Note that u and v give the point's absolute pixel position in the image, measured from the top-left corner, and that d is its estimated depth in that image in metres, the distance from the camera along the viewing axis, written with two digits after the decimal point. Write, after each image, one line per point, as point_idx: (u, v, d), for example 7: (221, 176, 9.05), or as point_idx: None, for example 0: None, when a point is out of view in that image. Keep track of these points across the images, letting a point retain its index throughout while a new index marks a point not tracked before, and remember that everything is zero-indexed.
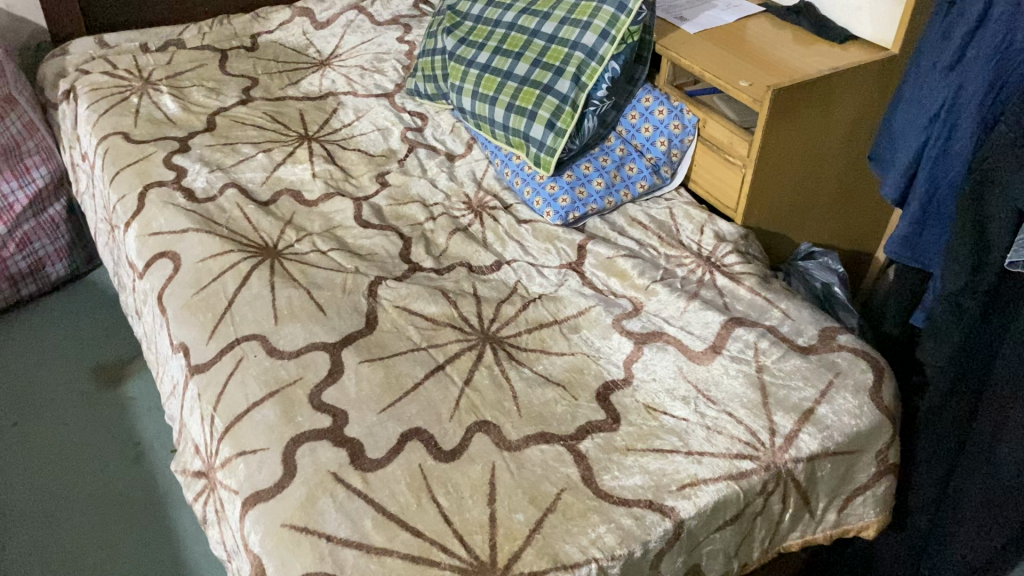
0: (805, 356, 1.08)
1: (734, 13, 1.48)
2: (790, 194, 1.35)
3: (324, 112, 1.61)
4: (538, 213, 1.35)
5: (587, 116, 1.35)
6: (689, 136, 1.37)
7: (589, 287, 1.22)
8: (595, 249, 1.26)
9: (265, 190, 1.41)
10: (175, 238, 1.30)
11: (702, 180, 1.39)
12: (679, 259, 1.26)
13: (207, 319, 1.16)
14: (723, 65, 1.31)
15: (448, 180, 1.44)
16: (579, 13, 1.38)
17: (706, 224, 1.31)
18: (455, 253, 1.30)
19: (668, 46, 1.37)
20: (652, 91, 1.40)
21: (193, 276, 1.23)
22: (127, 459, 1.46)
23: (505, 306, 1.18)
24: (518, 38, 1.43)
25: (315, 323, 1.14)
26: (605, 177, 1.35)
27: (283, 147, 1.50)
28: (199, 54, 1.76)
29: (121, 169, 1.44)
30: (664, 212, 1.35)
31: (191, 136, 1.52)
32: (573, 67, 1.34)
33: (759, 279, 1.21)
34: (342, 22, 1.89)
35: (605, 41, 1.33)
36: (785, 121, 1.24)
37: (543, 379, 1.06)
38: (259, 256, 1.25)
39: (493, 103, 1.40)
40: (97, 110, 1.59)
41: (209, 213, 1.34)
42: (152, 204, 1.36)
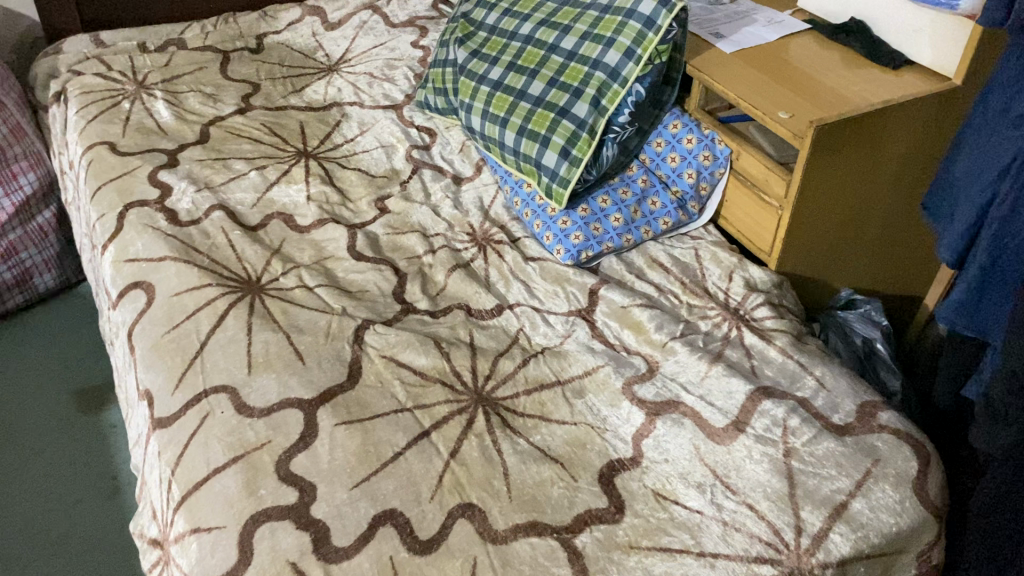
0: (840, 438, 0.95)
1: (776, 30, 1.33)
2: (831, 237, 1.20)
3: (326, 124, 1.50)
4: (548, 249, 1.22)
5: (607, 144, 1.22)
6: (720, 169, 1.23)
7: (599, 340, 1.09)
8: (608, 295, 1.13)
9: (255, 213, 1.30)
10: (150, 266, 1.19)
11: (733, 217, 1.25)
12: (702, 309, 1.12)
13: (175, 364, 1.06)
14: (760, 92, 1.17)
15: (453, 208, 1.32)
16: (602, 27, 1.24)
17: (735, 269, 1.17)
18: (454, 293, 1.17)
19: (700, 67, 1.23)
20: (680, 116, 1.26)
21: (165, 312, 1.12)
22: (101, 495, 1.36)
23: (504, 360, 1.05)
24: (535, 52, 1.30)
25: (291, 373, 1.03)
26: (624, 212, 1.22)
27: (278, 164, 1.39)
28: (199, 56, 1.66)
29: (103, 185, 1.34)
30: (688, 252, 1.21)
31: (182, 149, 1.41)
32: (593, 89, 1.21)
33: (792, 339, 1.08)
34: (354, 23, 1.77)
35: (629, 60, 1.20)
36: (828, 159, 1.10)
37: (539, 454, 0.94)
38: (239, 291, 1.14)
39: (504, 125, 1.27)
40: (86, 116, 1.49)
41: (191, 238, 1.23)
42: (131, 226, 1.25)
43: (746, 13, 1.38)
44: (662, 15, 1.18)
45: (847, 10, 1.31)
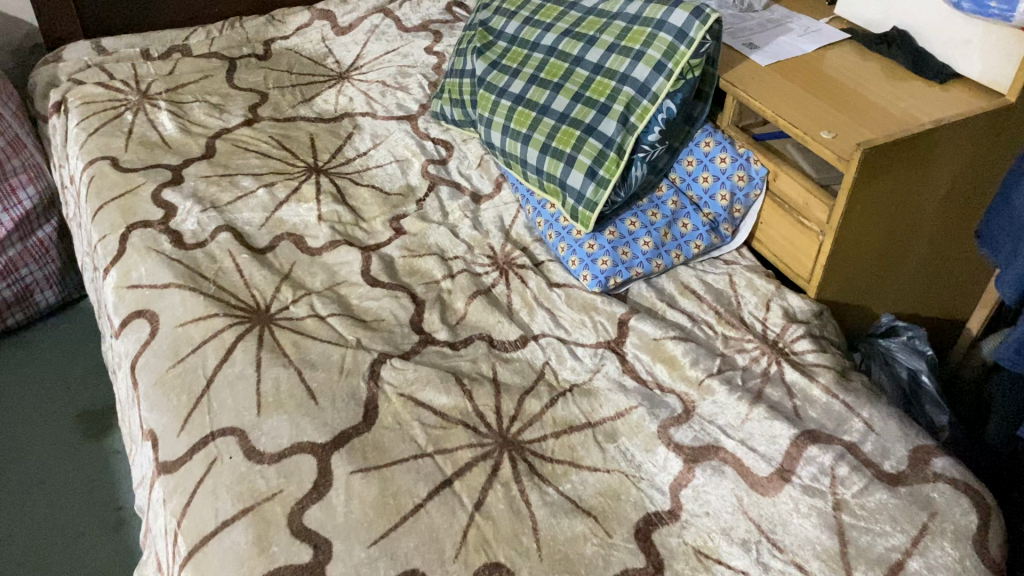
0: (893, 488, 0.88)
1: (813, 40, 1.26)
2: (874, 263, 1.13)
3: (338, 137, 1.43)
4: (574, 275, 1.16)
5: (635, 163, 1.15)
6: (755, 190, 1.15)
7: (630, 376, 1.02)
8: (639, 326, 1.07)
9: (263, 233, 1.24)
10: (154, 293, 1.13)
11: (769, 240, 1.19)
12: (739, 342, 1.06)
13: (181, 403, 0.99)
14: (800, 109, 1.10)
15: (471, 228, 1.25)
16: (631, 39, 1.17)
17: (773, 297, 1.11)
18: (475, 322, 1.11)
19: (734, 81, 1.16)
20: (712, 132, 1.19)
21: (170, 345, 1.06)
22: (105, 527, 1.30)
23: (530, 399, 0.99)
24: (558, 65, 1.23)
25: (303, 414, 0.97)
26: (653, 235, 1.15)
27: (288, 181, 1.32)
28: (205, 63, 1.59)
29: (104, 204, 1.28)
30: (722, 278, 1.14)
31: (187, 164, 1.35)
32: (621, 105, 1.14)
33: (836, 377, 1.01)
34: (365, 27, 1.70)
35: (660, 75, 1.13)
36: (875, 183, 1.03)
37: (570, 506, 0.88)
38: (247, 321, 1.08)
39: (526, 142, 1.20)
40: (87, 128, 1.43)
41: (196, 263, 1.17)
42: (134, 250, 1.19)
43: (781, 21, 1.31)
44: (694, 27, 1.11)
45: (890, 19, 1.24)
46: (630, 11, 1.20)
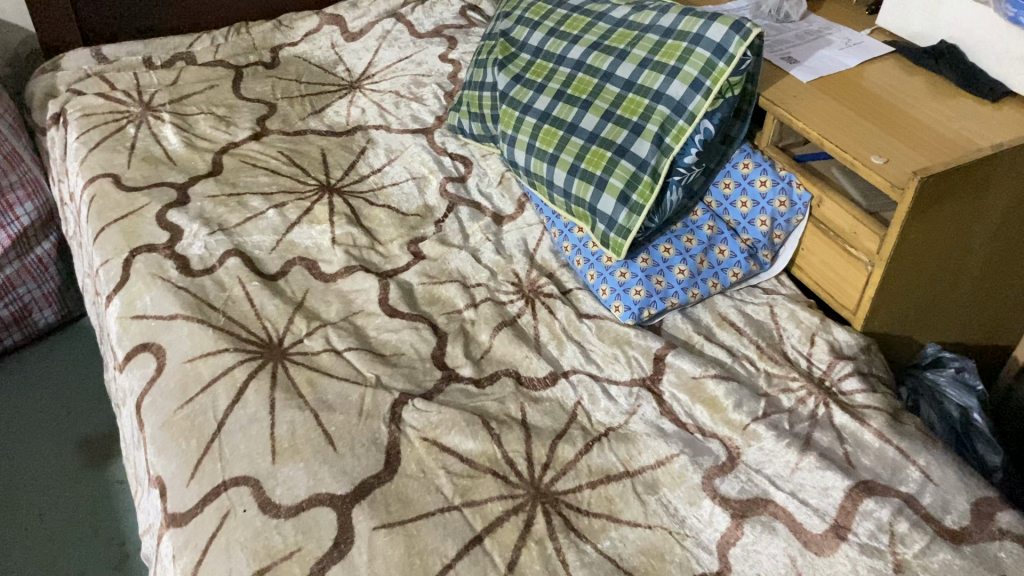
0: (957, 547, 0.82)
1: (855, 53, 1.19)
2: (923, 293, 1.07)
3: (350, 152, 1.36)
4: (605, 304, 1.09)
5: (671, 187, 1.08)
6: (797, 216, 1.09)
7: (669, 418, 0.96)
8: (677, 363, 1.00)
9: (274, 258, 1.17)
10: (160, 325, 1.07)
11: (811, 268, 1.12)
12: (783, 381, 0.99)
13: (191, 448, 0.93)
14: (847, 130, 1.03)
15: (494, 252, 1.18)
16: (665, 55, 1.11)
17: (817, 331, 1.04)
18: (500, 356, 1.04)
19: (774, 99, 1.09)
20: (751, 153, 1.12)
21: (178, 383, 1.00)
22: (108, 564, 1.23)
23: (563, 445, 0.92)
24: (587, 80, 1.16)
25: (321, 462, 0.90)
26: (689, 263, 1.09)
27: (299, 201, 1.26)
28: (210, 72, 1.52)
29: (106, 226, 1.21)
30: (762, 309, 1.08)
31: (193, 182, 1.28)
32: (655, 125, 1.08)
33: (888, 420, 0.95)
34: (376, 32, 1.63)
35: (697, 93, 1.06)
36: (931, 212, 0.96)
37: (610, 567, 0.81)
38: (259, 357, 1.02)
39: (553, 162, 1.14)
40: (87, 143, 1.36)
41: (204, 291, 1.11)
42: (138, 277, 1.13)
43: (820, 33, 1.24)
44: (734, 43, 1.04)
45: (937, 31, 1.17)
46: (664, 23, 1.13)
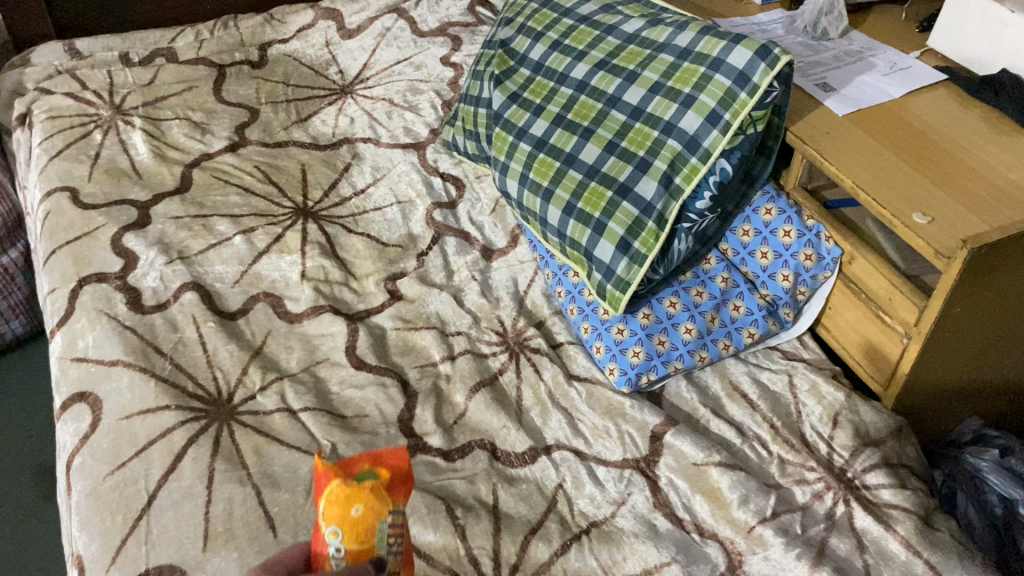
0: None
1: (900, 80, 1.03)
2: (968, 366, 0.92)
3: (332, 169, 1.24)
4: (599, 365, 0.96)
5: (679, 235, 0.94)
6: (825, 272, 0.94)
7: (662, 512, 0.83)
8: (676, 444, 0.87)
9: (236, 293, 1.06)
10: (100, 372, 0.95)
11: (838, 329, 0.98)
12: (799, 470, 0.86)
13: (115, 525, 0.81)
14: (887, 179, 0.89)
15: (479, 294, 1.05)
16: (679, 80, 0.96)
17: (841, 410, 0.91)
18: (475, 422, 0.92)
19: (804, 136, 0.95)
20: (774, 197, 0.97)
21: (111, 443, 0.89)
22: None
23: (536, 542, 0.80)
24: (590, 104, 1.02)
25: (256, 552, 0.78)
26: (698, 321, 0.95)
27: (270, 226, 1.14)
28: (189, 71, 1.40)
29: (57, 248, 1.10)
30: (779, 378, 0.94)
31: (157, 201, 1.17)
32: (664, 162, 0.94)
33: (920, 525, 0.81)
34: (375, 29, 1.49)
35: (714, 128, 0.92)
36: (982, 284, 0.82)
37: None
38: (202, 417, 0.90)
39: (547, 198, 1.00)
40: (49, 149, 1.25)
41: (153, 332, 0.99)
42: (84, 311, 1.02)
43: (861, 53, 1.08)
44: (759, 72, 0.90)
45: (999, 58, 1.00)
46: (680, 43, 0.98)
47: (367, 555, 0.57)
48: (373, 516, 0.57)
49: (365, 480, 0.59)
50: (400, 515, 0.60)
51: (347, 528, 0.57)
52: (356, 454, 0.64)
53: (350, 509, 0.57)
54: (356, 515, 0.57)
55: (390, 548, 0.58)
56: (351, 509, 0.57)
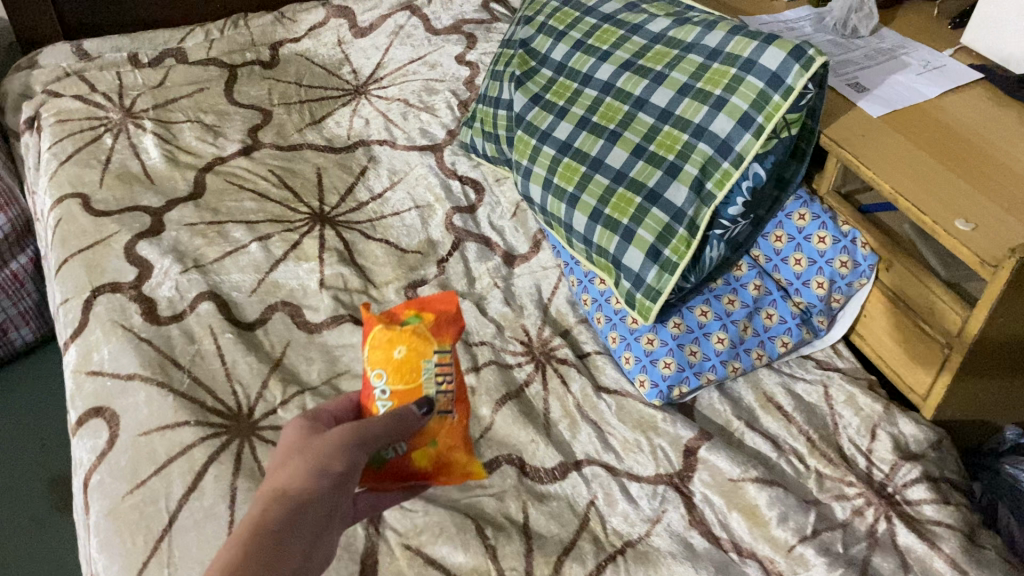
0: None
1: (934, 79, 1.00)
2: (1009, 375, 0.90)
3: (348, 173, 1.21)
4: (628, 376, 0.94)
5: (710, 242, 0.92)
6: (860, 279, 0.92)
7: (698, 530, 0.81)
8: (711, 459, 0.85)
9: (253, 302, 1.03)
10: (117, 386, 0.93)
11: (873, 337, 0.95)
12: (838, 486, 0.84)
13: (136, 547, 0.79)
14: (926, 184, 0.86)
15: (503, 302, 1.03)
16: (709, 81, 0.93)
17: (879, 422, 0.88)
18: (503, 436, 0.89)
19: (840, 140, 0.92)
20: (807, 201, 0.94)
21: (130, 461, 0.86)
22: None
23: (570, 563, 0.78)
24: (616, 107, 0.99)
25: None
26: (730, 330, 0.93)
27: (287, 232, 1.11)
28: (200, 72, 1.37)
29: (69, 257, 1.08)
30: (814, 389, 0.92)
31: (170, 207, 1.14)
32: (695, 167, 0.91)
33: (965, 543, 0.78)
34: (388, 27, 1.46)
35: (747, 131, 0.89)
36: None
37: None
38: (222, 434, 0.88)
39: (572, 204, 0.98)
40: (59, 154, 1.22)
41: (170, 344, 0.97)
42: (98, 323, 0.99)
43: (893, 52, 1.05)
44: (793, 73, 0.87)
45: None
46: (709, 43, 0.95)
47: (412, 391, 0.75)
48: (413, 355, 0.76)
49: (413, 324, 0.79)
50: (446, 353, 0.78)
51: (391, 369, 0.75)
52: (408, 302, 0.84)
53: (398, 350, 0.76)
54: (399, 356, 0.76)
55: (436, 383, 0.76)
56: (395, 352, 0.76)
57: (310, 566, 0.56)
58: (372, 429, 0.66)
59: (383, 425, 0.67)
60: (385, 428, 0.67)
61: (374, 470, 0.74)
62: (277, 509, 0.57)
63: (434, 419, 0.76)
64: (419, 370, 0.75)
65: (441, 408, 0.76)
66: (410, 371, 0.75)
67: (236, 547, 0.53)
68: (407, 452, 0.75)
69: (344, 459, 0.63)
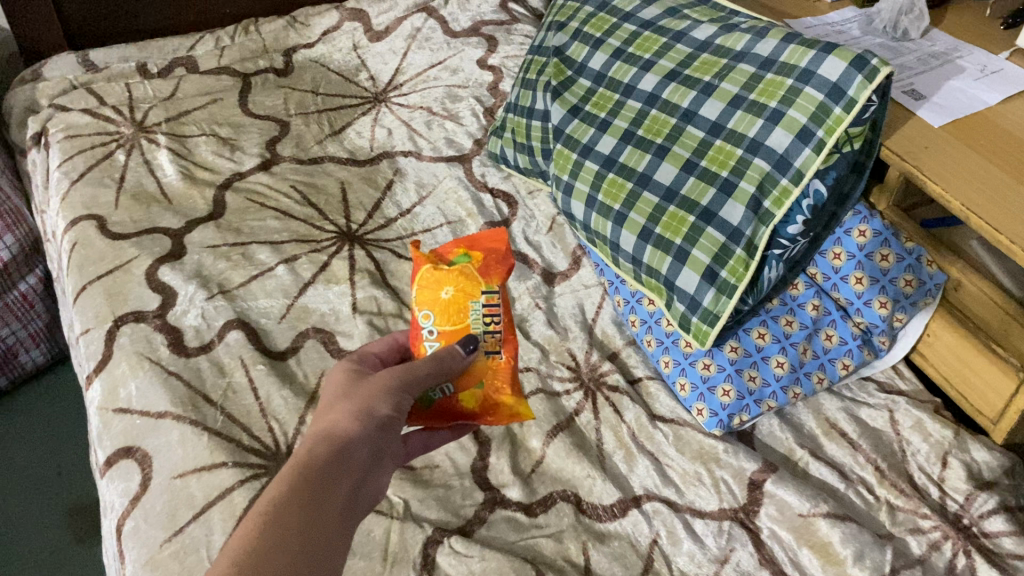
0: None
1: (993, 85, 0.96)
2: None
3: (374, 187, 1.16)
4: (684, 403, 0.90)
5: (769, 262, 0.87)
6: (926, 298, 0.89)
7: (770, 569, 0.77)
8: (778, 493, 0.81)
9: (284, 329, 0.99)
10: (147, 425, 0.88)
11: (939, 358, 0.92)
12: (912, 518, 0.80)
13: None
14: (1000, 200, 0.82)
15: (546, 325, 0.98)
16: (763, 93, 0.88)
17: (950, 449, 0.84)
18: (556, 470, 0.85)
19: (902, 152, 0.88)
20: (867, 217, 0.90)
21: (166, 506, 0.82)
22: None
23: None
24: (662, 119, 0.95)
25: None
26: (790, 353, 0.89)
27: (314, 253, 1.06)
28: (212, 82, 1.32)
29: (87, 284, 1.03)
30: (879, 414, 0.88)
31: (191, 228, 1.09)
32: (752, 184, 0.86)
33: None
34: (405, 30, 1.41)
35: (807, 146, 0.84)
36: None
37: None
38: (262, 475, 0.84)
39: (620, 222, 0.93)
40: (70, 172, 1.17)
41: (200, 378, 0.92)
42: (123, 356, 0.94)
43: (946, 56, 1.01)
44: (855, 85, 0.83)
45: None
46: (761, 52, 0.91)
47: (458, 332, 0.76)
48: (461, 296, 0.77)
49: (461, 263, 0.79)
50: (494, 293, 0.78)
51: (438, 310, 0.76)
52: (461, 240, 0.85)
53: (445, 291, 0.77)
54: (446, 297, 0.76)
55: (484, 324, 0.76)
56: (442, 293, 0.77)
57: (353, 500, 0.59)
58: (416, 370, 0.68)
59: (428, 366, 0.69)
60: (430, 368, 0.69)
61: (423, 409, 0.76)
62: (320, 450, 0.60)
63: (482, 360, 0.77)
64: (466, 311, 0.76)
65: (488, 348, 0.77)
66: (457, 312, 0.76)
67: (281, 484, 0.56)
68: (453, 396, 0.76)
69: (388, 401, 0.65)
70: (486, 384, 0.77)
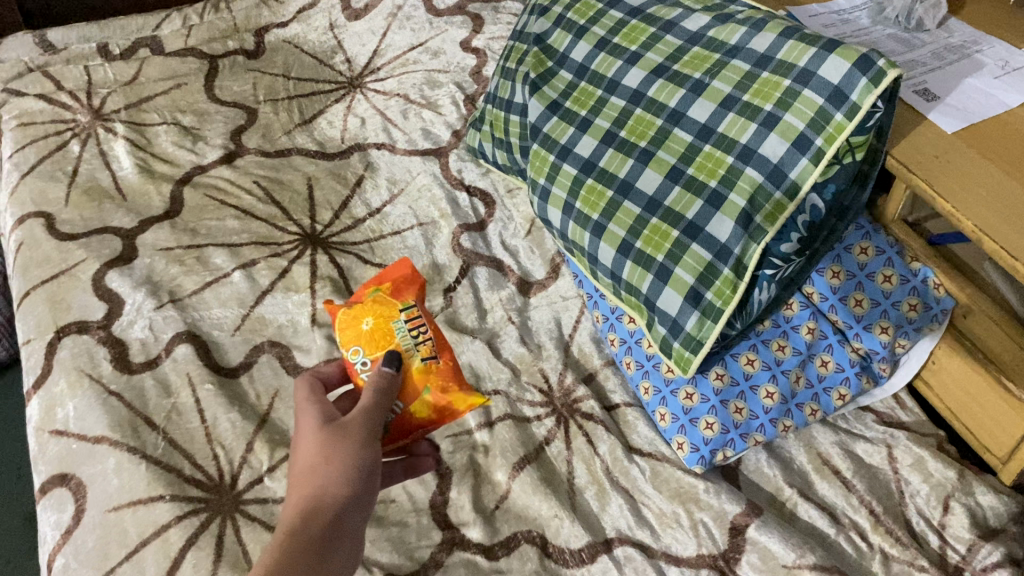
0: None
1: (1015, 82, 0.87)
2: None
3: (342, 183, 1.09)
4: (665, 434, 0.83)
5: (759, 283, 0.79)
6: (932, 324, 0.82)
7: None
8: (761, 540, 0.74)
9: (237, 343, 0.92)
10: (82, 450, 0.81)
11: (943, 388, 0.85)
12: (907, 570, 0.72)
13: None
14: (1019, 220, 0.73)
15: (519, 342, 0.91)
16: (757, 94, 0.79)
17: (953, 492, 0.77)
18: (522, 507, 0.78)
19: (911, 164, 0.79)
20: (870, 233, 0.85)
21: (97, 544, 0.74)
22: None
23: None
24: (647, 120, 0.86)
25: None
26: (781, 382, 0.82)
27: (274, 257, 0.99)
28: (177, 65, 1.24)
29: (31, 290, 0.96)
30: (876, 449, 0.81)
31: (145, 228, 1.02)
32: (742, 197, 0.77)
33: None
34: (386, 8, 1.32)
35: (804, 155, 0.75)
36: None
37: None
38: (202, 511, 0.76)
39: (597, 234, 0.85)
40: (20, 165, 1.10)
41: (143, 398, 0.85)
42: (62, 372, 0.87)
43: (963, 51, 0.92)
44: (859, 89, 0.73)
45: None
46: (757, 48, 0.81)
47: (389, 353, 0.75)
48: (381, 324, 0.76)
49: (374, 294, 0.80)
50: (411, 309, 0.79)
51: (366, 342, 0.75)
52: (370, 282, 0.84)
53: (365, 322, 0.76)
54: (367, 327, 0.76)
55: (411, 338, 0.76)
56: (364, 324, 0.76)
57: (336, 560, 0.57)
58: (372, 418, 0.64)
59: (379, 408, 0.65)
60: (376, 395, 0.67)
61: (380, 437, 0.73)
62: (309, 521, 0.57)
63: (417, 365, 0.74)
64: (391, 333, 0.75)
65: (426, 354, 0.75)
66: (383, 336, 0.75)
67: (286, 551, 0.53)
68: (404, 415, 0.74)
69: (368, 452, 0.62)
70: (431, 389, 0.74)
